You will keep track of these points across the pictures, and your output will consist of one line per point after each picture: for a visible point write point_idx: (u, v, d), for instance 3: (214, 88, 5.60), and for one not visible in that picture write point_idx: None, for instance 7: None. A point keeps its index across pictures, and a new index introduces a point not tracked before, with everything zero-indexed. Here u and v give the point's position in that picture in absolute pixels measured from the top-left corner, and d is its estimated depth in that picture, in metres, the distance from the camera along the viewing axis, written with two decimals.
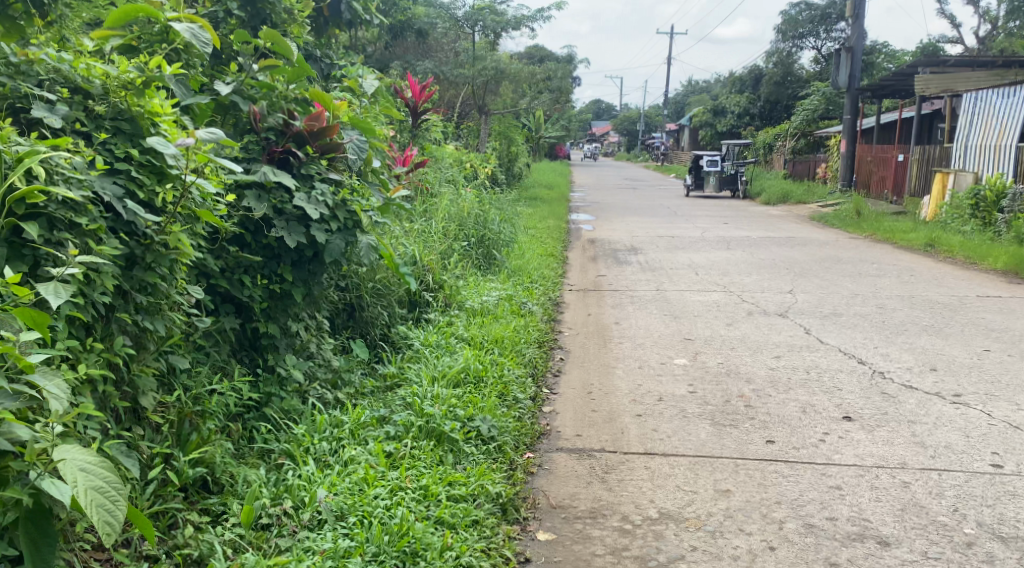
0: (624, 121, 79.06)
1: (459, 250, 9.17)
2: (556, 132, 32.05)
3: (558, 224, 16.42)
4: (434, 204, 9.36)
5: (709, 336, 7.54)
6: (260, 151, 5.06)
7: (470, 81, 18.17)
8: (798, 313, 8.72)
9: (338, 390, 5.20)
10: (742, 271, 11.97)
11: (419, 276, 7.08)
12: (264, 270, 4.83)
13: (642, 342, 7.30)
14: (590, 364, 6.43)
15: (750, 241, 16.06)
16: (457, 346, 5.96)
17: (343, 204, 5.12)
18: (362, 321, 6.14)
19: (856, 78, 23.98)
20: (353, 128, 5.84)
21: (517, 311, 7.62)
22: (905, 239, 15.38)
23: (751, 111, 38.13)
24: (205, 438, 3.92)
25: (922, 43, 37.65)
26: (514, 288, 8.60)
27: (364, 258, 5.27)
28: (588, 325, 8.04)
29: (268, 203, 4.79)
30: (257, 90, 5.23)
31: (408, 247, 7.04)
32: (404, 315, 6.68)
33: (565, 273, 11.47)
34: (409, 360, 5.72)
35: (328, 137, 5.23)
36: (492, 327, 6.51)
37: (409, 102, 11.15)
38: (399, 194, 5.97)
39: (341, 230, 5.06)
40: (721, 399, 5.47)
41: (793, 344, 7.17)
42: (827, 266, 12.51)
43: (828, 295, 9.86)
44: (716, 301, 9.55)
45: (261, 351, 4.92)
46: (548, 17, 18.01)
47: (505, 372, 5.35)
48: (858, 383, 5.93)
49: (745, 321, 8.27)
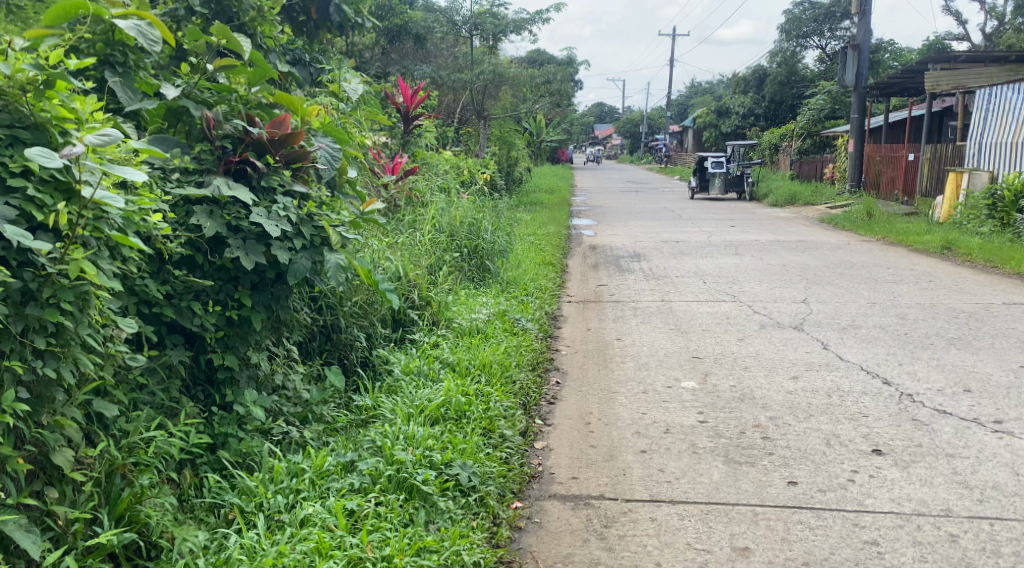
0: (627, 123, 78.55)
1: (450, 263, 8.64)
2: (558, 136, 31.46)
3: (558, 231, 15.84)
4: (423, 215, 8.83)
5: (719, 353, 6.99)
6: (215, 161, 4.50)
7: (468, 86, 17.61)
8: (814, 326, 8.16)
9: (308, 426, 4.68)
10: (752, 279, 11.41)
11: (404, 293, 6.57)
12: (219, 294, 4.28)
13: (647, 360, 6.75)
14: (587, 389, 5.90)
15: (758, 245, 15.49)
16: (441, 373, 5.42)
17: (309, 220, 4.56)
18: (340, 344, 5.62)
19: (864, 77, 23.42)
20: (326, 133, 5.30)
21: (510, 328, 7.08)
22: (920, 242, 14.81)
23: (756, 112, 37.54)
24: (140, 494, 3.39)
25: (930, 40, 37.03)
26: (509, 304, 8.07)
27: (333, 278, 4.64)
28: (588, 341, 7.51)
29: (221, 220, 4.25)
30: (214, 95, 4.71)
31: (392, 262, 6.54)
32: (386, 337, 6.15)
33: (564, 283, 10.92)
34: (389, 388, 5.19)
35: (293, 145, 4.66)
36: (480, 349, 5.98)
37: (401, 107, 10.59)
38: (377, 206, 5.43)
39: (306, 248, 4.51)
40: (734, 431, 4.94)
41: (811, 362, 6.62)
42: (841, 272, 11.95)
43: (844, 304, 9.30)
44: (724, 312, 9.00)
45: (219, 385, 4.38)
46: (547, 19, 17.46)
47: (492, 405, 4.81)
48: (886, 408, 5.39)
49: (757, 336, 7.72)
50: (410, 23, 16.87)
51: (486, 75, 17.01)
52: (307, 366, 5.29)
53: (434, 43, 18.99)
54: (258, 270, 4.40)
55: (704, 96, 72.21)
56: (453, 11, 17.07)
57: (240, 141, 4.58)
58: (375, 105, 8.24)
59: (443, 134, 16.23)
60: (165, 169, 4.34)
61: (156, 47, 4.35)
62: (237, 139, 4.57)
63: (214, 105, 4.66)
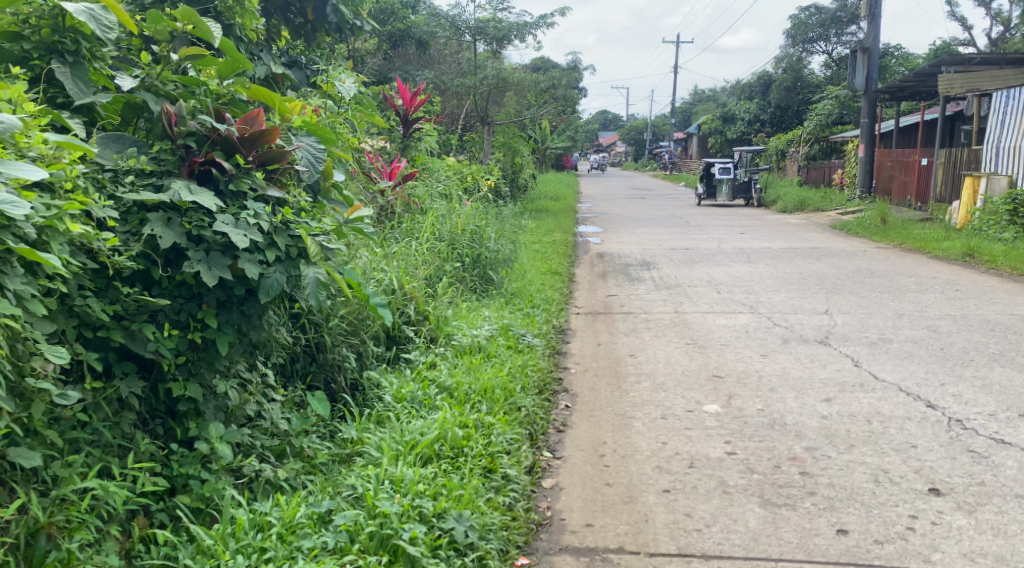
0: (631, 130, 78.16)
1: (451, 274, 8.08)
2: (562, 142, 30.88)
3: (564, 238, 15.28)
4: (420, 222, 8.29)
5: (742, 371, 6.43)
6: (176, 162, 3.93)
7: (471, 92, 16.98)
8: (841, 340, 7.59)
9: (286, 463, 4.11)
10: (768, 288, 10.84)
11: (398, 307, 6.02)
12: (179, 314, 3.72)
13: (664, 380, 6.17)
14: (600, 414, 5.32)
15: (772, 253, 14.92)
16: (437, 399, 4.84)
17: (284, 227, 4.00)
18: (327, 365, 5.09)
19: (875, 80, 22.85)
20: (310, 132, 4.77)
21: (516, 345, 6.51)
22: (940, 248, 14.27)
23: (762, 117, 36.93)
24: (66, 559, 2.97)
25: (937, 45, 36.60)
26: (514, 318, 7.50)
27: (312, 298, 3.99)
28: (599, 358, 6.93)
29: (180, 229, 3.69)
30: (179, 87, 4.15)
31: (385, 275, 6.01)
32: (379, 356, 5.61)
33: (571, 294, 10.36)
34: (379, 417, 4.63)
35: (267, 144, 4.10)
36: (482, 371, 5.39)
37: (399, 109, 10.10)
38: (364, 213, 4.80)
39: (281, 260, 3.95)
40: (769, 466, 4.39)
41: (844, 382, 6.04)
42: (861, 281, 11.38)
43: (870, 316, 8.73)
44: (743, 325, 8.42)
45: (180, 418, 3.81)
46: (551, 22, 16.95)
47: (495, 438, 4.24)
48: (935, 437, 4.82)
49: (781, 351, 7.15)
50: (411, 27, 16.36)
51: (490, 79, 16.40)
52: (288, 391, 4.73)
53: (436, 46, 18.47)
54: (225, 287, 3.85)
55: (708, 103, 71.81)
56: (455, 13, 16.53)
57: (206, 138, 4.01)
58: (369, 105, 7.72)
59: (445, 139, 15.71)
60: (118, 172, 3.77)
61: (111, 34, 3.83)
62: (204, 136, 4.01)
63: (178, 98, 4.09)
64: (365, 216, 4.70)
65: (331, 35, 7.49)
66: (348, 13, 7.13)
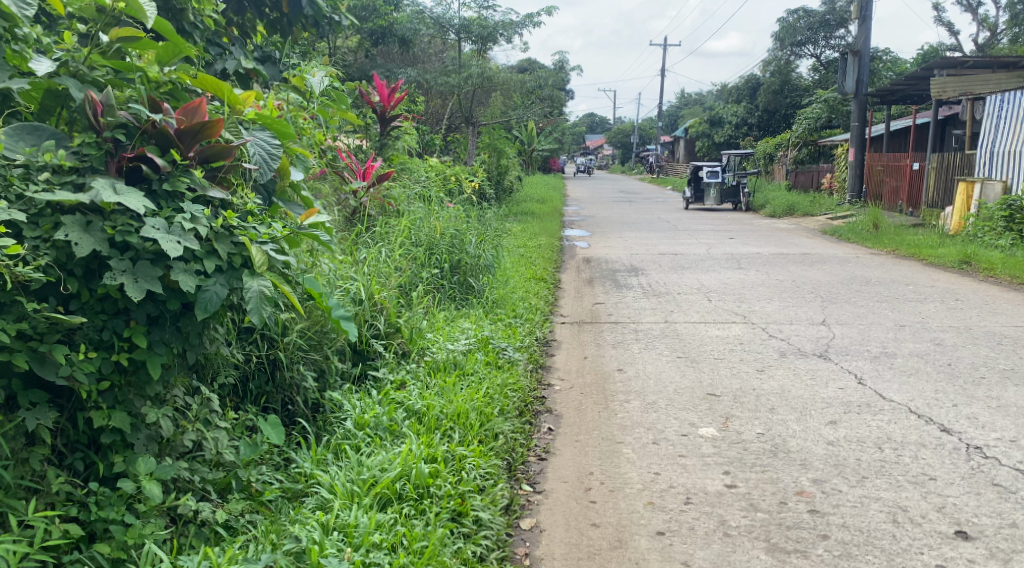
0: (618, 133, 77.82)
1: (428, 282, 7.60)
2: (548, 144, 30.42)
3: (550, 242, 14.83)
4: (393, 225, 7.82)
5: (738, 389, 5.96)
6: (102, 159, 3.45)
7: (455, 91, 16.42)
8: (841, 353, 7.15)
9: (229, 500, 3.67)
10: (760, 296, 10.42)
11: (366, 319, 5.55)
12: (101, 333, 3.25)
13: (655, 400, 5.70)
14: (585, 438, 4.87)
15: (763, 258, 14.50)
16: (404, 425, 4.36)
17: (226, 233, 3.55)
18: (283, 386, 4.68)
19: (864, 84, 22.48)
20: (262, 127, 4.37)
21: (495, 361, 6.03)
22: (934, 255, 13.88)
23: (750, 121, 36.58)
24: None
25: (925, 50, 36.35)
26: (494, 329, 7.02)
27: (254, 310, 3.53)
28: (585, 374, 6.46)
29: (101, 234, 3.21)
30: (110, 74, 3.71)
31: (352, 284, 5.55)
32: (343, 373, 5.16)
33: (556, 301, 9.90)
34: (336, 445, 4.18)
35: (209, 138, 3.65)
36: (457, 391, 4.91)
37: (376, 106, 9.69)
38: (319, 219, 4.32)
39: (221, 271, 3.50)
40: (773, 502, 3.95)
41: (848, 402, 5.59)
42: (856, 289, 10.95)
43: (869, 327, 8.29)
44: (736, 336, 7.96)
45: (103, 451, 3.34)
46: (537, 22, 16.48)
47: (466, 474, 3.80)
48: (954, 467, 4.37)
49: (779, 366, 6.69)
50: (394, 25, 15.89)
51: (474, 79, 15.89)
52: (236, 415, 4.30)
53: (420, 45, 18.01)
54: (156, 301, 3.38)
55: (695, 107, 71.56)
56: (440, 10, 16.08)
57: (138, 130, 3.56)
58: (339, 101, 7.31)
59: (428, 140, 15.24)
60: (30, 168, 3.27)
61: (29, 12, 3.47)
62: (135, 128, 3.56)
63: (107, 85, 3.64)
64: (322, 219, 4.28)
65: (306, 31, 7.07)
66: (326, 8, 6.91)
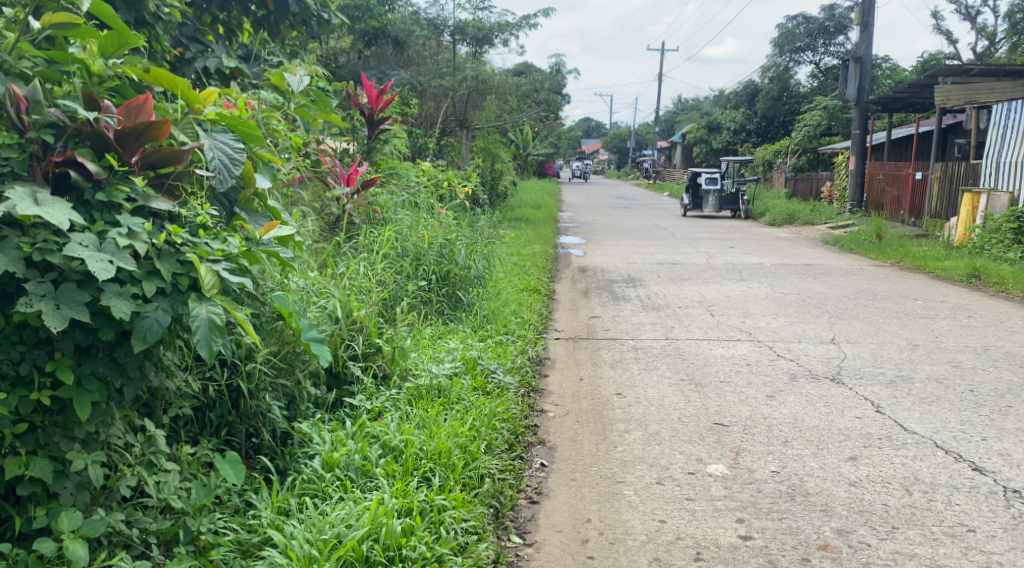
0: (615, 138, 77.38)
1: (413, 295, 7.16)
2: (543, 149, 29.98)
3: (544, 250, 14.40)
4: (376, 236, 7.36)
5: (747, 418, 5.52)
6: (23, 164, 3.06)
7: (450, 94, 15.98)
8: (855, 376, 6.69)
9: (175, 557, 3.29)
10: (765, 311, 9.97)
11: (342, 339, 5.13)
12: (19, 368, 2.93)
13: (657, 431, 5.27)
14: (582, 477, 4.46)
15: (764, 269, 14.05)
16: (379, 465, 3.94)
17: (171, 251, 3.14)
18: (246, 416, 4.33)
19: (866, 91, 22.07)
20: (224, 129, 4.00)
21: (484, 386, 5.55)
22: (941, 267, 13.44)
23: (747, 128, 36.03)
24: None
25: (924, 58, 36.00)
26: (482, 348, 6.50)
27: (201, 343, 3.05)
28: (581, 399, 5.99)
29: (16, 252, 2.84)
30: (41, 66, 3.35)
31: (327, 303, 5.12)
32: (316, 400, 4.77)
33: (550, 314, 9.46)
34: (299, 491, 3.77)
35: (154, 141, 3.26)
36: (439, 422, 4.49)
37: (364, 108, 9.15)
38: (283, 231, 3.91)
39: (165, 294, 3.09)
40: (795, 560, 3.54)
41: (867, 435, 5.12)
42: (863, 303, 10.51)
43: (881, 347, 7.84)
44: (742, 356, 7.52)
45: (22, 504, 3.01)
46: (534, 24, 16.05)
47: (441, 537, 3.45)
48: (994, 517, 3.90)
49: (789, 391, 6.24)
50: (388, 25, 15.25)
51: (469, 82, 15.42)
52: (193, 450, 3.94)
53: (415, 47, 17.56)
54: (87, 329, 3.03)
55: (692, 114, 71.20)
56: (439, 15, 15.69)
57: (72, 132, 3.18)
58: (325, 104, 7.04)
59: (421, 145, 14.79)
60: None
61: None
62: (67, 128, 3.17)
63: (35, 77, 3.25)
64: (287, 232, 3.87)
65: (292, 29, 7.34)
66: (313, 4, 7.27)
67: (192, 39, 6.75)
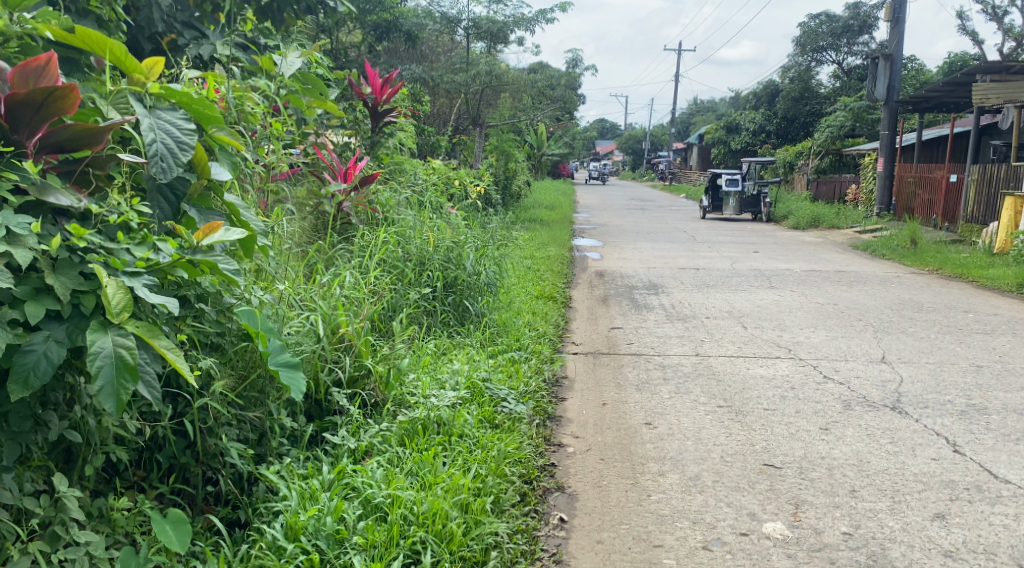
0: (630, 140, 76.37)
1: (415, 303, 6.38)
2: (558, 149, 28.97)
3: (560, 252, 13.61)
4: (369, 237, 6.56)
5: (803, 458, 4.71)
6: None
7: (462, 90, 15.12)
8: (918, 404, 5.86)
9: None
10: (802, 323, 9.13)
11: (322, 362, 4.37)
12: None
13: (698, 472, 4.47)
14: (610, 538, 3.67)
15: (795, 276, 13.19)
16: (358, 535, 3.22)
17: (71, 265, 2.73)
18: (209, 455, 3.63)
19: (896, 90, 21.15)
20: (171, 107, 3.25)
21: (493, 418, 4.73)
22: (986, 276, 12.57)
23: (767, 129, 34.90)
24: None
25: (950, 58, 35.03)
26: (490, 369, 5.67)
27: (100, 384, 2.62)
28: (605, 430, 5.17)
29: None
30: None
31: (310, 320, 4.42)
32: (289, 433, 4.04)
33: (568, 324, 8.65)
34: (251, 565, 3.06)
35: (60, 119, 2.79)
36: (437, 470, 3.74)
37: (366, 99, 8.35)
38: (225, 237, 3.07)
39: (61, 320, 2.70)
40: None
41: (951, 483, 4.30)
42: (908, 316, 9.64)
43: (940, 368, 6.99)
44: (784, 377, 6.70)
45: None
46: (551, 18, 15.29)
47: None
48: None
49: (846, 423, 5.42)
50: (400, 18, 14.43)
51: (483, 77, 14.58)
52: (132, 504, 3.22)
53: (427, 42, 16.74)
54: None
55: (707, 116, 70.36)
56: (454, 10, 14.96)
57: None
58: (320, 90, 6.27)
59: (433, 142, 13.98)
60: None
61: None
62: None
63: None
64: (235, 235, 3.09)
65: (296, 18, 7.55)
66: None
67: (188, 25, 6.70)
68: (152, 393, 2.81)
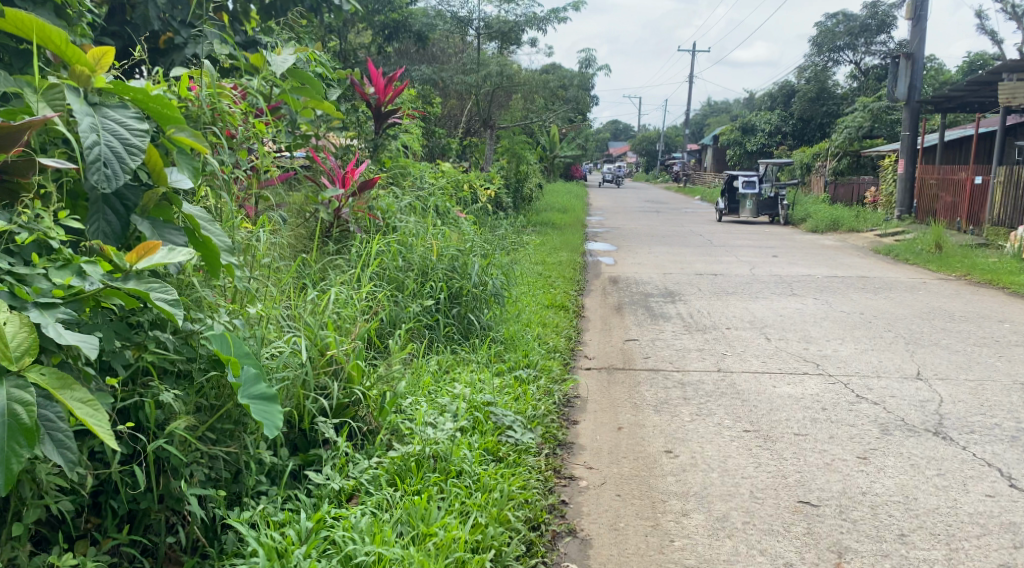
0: (644, 141, 75.74)
1: (416, 317, 5.91)
2: (571, 151, 28.44)
3: (572, 257, 13.16)
4: (366, 246, 6.09)
5: (842, 494, 4.25)
6: None
7: (472, 91, 14.66)
8: (963, 428, 5.38)
9: None
10: (827, 334, 8.65)
11: (306, 394, 3.90)
12: None
13: (726, 512, 4.02)
14: None
15: (818, 282, 12.66)
16: None
17: None
18: (173, 494, 3.19)
19: (918, 90, 20.54)
20: (122, 104, 2.92)
21: (496, 450, 4.29)
22: (1018, 282, 12.02)
23: (784, 129, 33.87)
24: None
25: (971, 58, 34.32)
26: (497, 391, 5.20)
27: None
28: (621, 460, 4.70)
29: None
30: None
31: (293, 343, 3.96)
32: (265, 472, 3.59)
33: (580, 336, 8.18)
34: None
35: None
36: (431, 525, 3.39)
37: (369, 99, 7.91)
38: (159, 260, 2.84)
39: None
40: None
41: (1013, 527, 3.83)
42: (940, 326, 9.12)
43: (981, 385, 6.48)
44: (814, 396, 6.21)
45: None
46: (563, 18, 14.83)
47: None
48: None
49: (885, 450, 4.94)
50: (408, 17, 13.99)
51: (494, 78, 14.17)
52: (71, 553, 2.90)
53: (438, 43, 16.30)
54: None
55: (721, 118, 69.81)
56: (465, 10, 14.62)
57: None
58: (315, 91, 5.86)
59: (443, 145, 13.55)
60: None
61: None
62: None
63: None
64: (177, 258, 2.87)
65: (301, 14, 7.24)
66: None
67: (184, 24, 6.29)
68: (64, 453, 2.60)
